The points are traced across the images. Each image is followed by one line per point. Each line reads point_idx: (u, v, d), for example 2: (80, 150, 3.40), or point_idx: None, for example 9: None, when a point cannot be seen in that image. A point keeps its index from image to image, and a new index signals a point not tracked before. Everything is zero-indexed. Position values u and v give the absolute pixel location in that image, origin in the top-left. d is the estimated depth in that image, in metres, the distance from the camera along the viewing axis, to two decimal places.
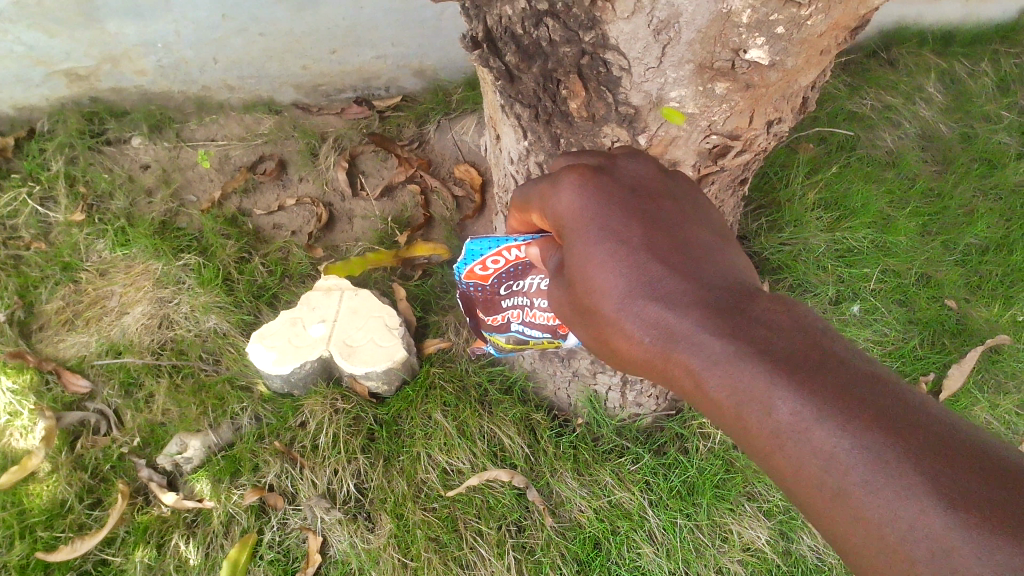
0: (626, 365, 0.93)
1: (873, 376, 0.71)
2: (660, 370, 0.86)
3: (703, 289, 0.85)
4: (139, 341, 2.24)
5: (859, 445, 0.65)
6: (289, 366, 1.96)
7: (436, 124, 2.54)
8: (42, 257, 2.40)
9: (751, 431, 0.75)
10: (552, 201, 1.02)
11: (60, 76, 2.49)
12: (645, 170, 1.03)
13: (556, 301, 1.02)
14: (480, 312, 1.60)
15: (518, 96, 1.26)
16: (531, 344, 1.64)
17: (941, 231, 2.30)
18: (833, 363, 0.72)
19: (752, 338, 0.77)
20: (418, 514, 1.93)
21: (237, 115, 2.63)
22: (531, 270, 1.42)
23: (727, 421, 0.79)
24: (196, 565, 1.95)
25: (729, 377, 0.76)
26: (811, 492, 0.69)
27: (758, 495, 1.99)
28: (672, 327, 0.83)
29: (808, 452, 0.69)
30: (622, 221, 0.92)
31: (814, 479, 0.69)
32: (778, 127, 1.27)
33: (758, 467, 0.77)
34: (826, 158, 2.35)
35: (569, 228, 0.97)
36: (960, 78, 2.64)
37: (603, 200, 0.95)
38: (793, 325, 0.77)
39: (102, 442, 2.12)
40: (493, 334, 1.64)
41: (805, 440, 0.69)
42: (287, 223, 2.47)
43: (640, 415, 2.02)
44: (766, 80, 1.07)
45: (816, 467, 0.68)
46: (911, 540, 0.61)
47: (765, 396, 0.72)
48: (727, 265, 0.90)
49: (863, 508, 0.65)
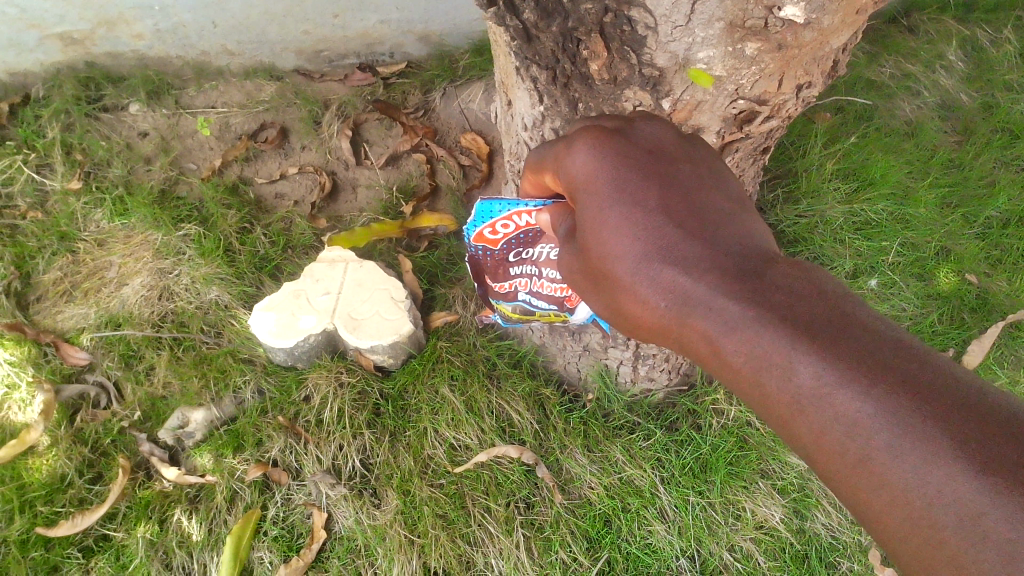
0: (638, 330, 0.86)
1: (899, 339, 0.65)
2: (673, 336, 0.80)
3: (718, 251, 0.78)
4: (139, 312, 2.19)
5: (886, 410, 0.60)
6: (291, 340, 1.92)
7: (442, 91, 2.46)
8: (39, 226, 2.35)
9: (769, 399, 0.70)
10: (564, 162, 0.93)
11: (54, 40, 2.42)
12: (664, 132, 0.92)
13: (567, 265, 0.94)
14: (487, 279, 1.52)
15: (535, 58, 1.19)
16: (538, 315, 1.57)
17: (961, 204, 2.24)
18: (860, 328, 0.66)
19: (771, 302, 0.70)
20: (425, 491, 1.89)
21: (238, 81, 2.56)
22: (541, 238, 1.36)
23: (744, 389, 0.73)
24: (199, 541, 1.92)
25: (746, 340, 0.70)
26: (834, 461, 0.64)
27: (772, 473, 1.95)
28: (684, 289, 0.76)
29: (830, 418, 0.64)
30: (633, 178, 0.84)
31: (836, 446, 0.64)
32: (808, 92, 1.21)
33: (777, 434, 0.71)
34: (843, 128, 2.27)
35: (580, 189, 0.88)
36: (981, 45, 2.56)
37: (616, 161, 0.86)
38: (817, 288, 0.71)
39: (101, 416, 2.07)
40: (499, 303, 1.57)
41: (828, 405, 0.64)
42: (289, 192, 2.41)
43: (652, 391, 1.97)
44: (800, 40, 1.01)
45: (839, 433, 0.63)
46: (936, 507, 0.57)
47: (783, 362, 0.67)
48: (746, 226, 0.81)
49: (887, 474, 0.60)
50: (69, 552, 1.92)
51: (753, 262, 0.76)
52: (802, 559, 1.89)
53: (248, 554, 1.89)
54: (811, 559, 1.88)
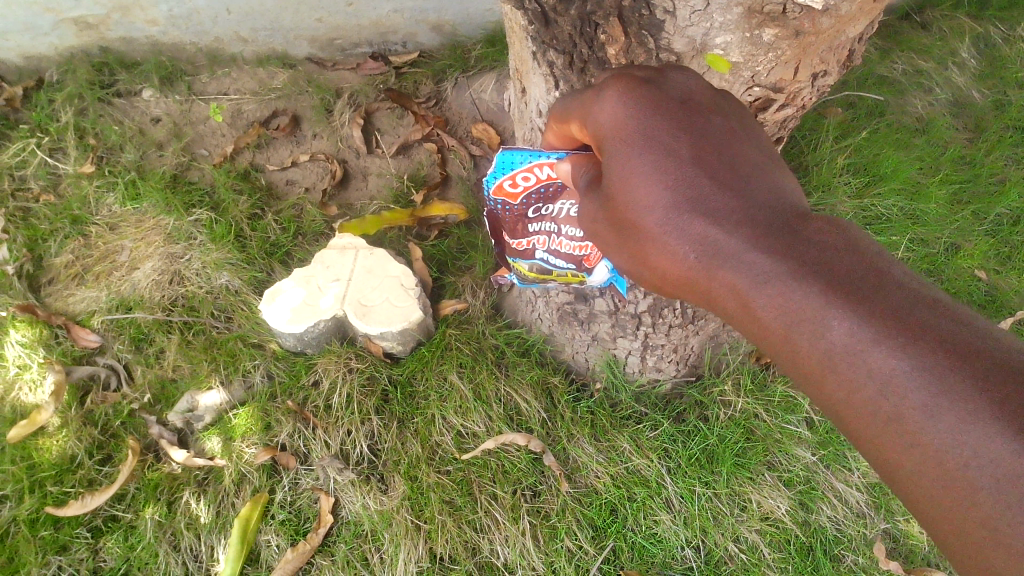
0: (659, 286, 0.85)
1: (934, 300, 0.65)
2: (698, 290, 0.79)
3: (751, 204, 0.76)
4: (150, 296, 2.19)
5: (922, 369, 0.61)
6: (302, 325, 1.92)
7: (454, 80, 2.47)
8: (51, 209, 2.36)
9: (800, 355, 0.70)
10: (591, 110, 0.90)
11: (69, 25, 2.45)
12: (696, 80, 0.88)
13: (588, 217, 0.92)
14: (505, 234, 1.46)
15: (552, 42, 1.19)
16: (555, 275, 1.53)
17: (972, 200, 2.26)
18: (896, 286, 0.66)
19: (805, 259, 0.70)
20: (432, 478, 1.90)
21: (250, 68, 2.59)
22: (562, 193, 1.29)
23: (774, 346, 0.73)
24: (207, 523, 1.93)
25: (779, 296, 0.70)
26: (865, 417, 0.66)
27: (778, 465, 1.96)
28: (714, 241, 0.75)
29: (864, 375, 0.65)
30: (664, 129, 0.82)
31: (868, 404, 0.65)
32: (822, 81, 1.23)
33: (805, 392, 0.72)
34: (854, 122, 2.28)
35: (607, 137, 0.86)
36: (994, 43, 2.57)
37: (647, 108, 0.83)
38: (851, 245, 0.70)
39: (111, 398, 2.08)
40: (516, 261, 1.51)
41: (861, 362, 0.65)
42: (301, 179, 2.42)
43: (659, 381, 1.98)
44: (817, 26, 1.03)
45: (871, 391, 0.64)
46: (973, 468, 0.58)
47: (818, 319, 0.67)
48: (777, 180, 0.80)
49: (921, 433, 0.61)
50: (78, 532, 1.92)
51: (786, 217, 0.75)
52: (806, 551, 1.89)
53: (255, 537, 1.90)
54: (815, 551, 1.89)
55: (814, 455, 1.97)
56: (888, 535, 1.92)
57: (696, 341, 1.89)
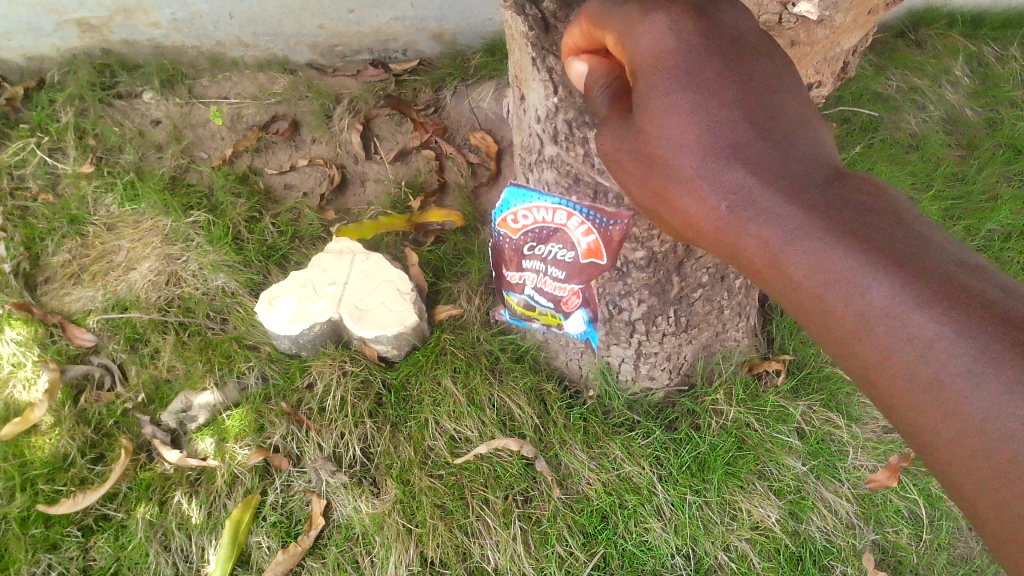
0: (683, 231, 0.87)
1: (974, 269, 0.67)
2: (727, 241, 0.81)
3: (792, 161, 0.77)
4: (147, 297, 2.20)
5: (962, 335, 0.63)
6: (299, 328, 1.93)
7: (453, 89, 2.50)
8: (49, 209, 2.37)
9: (830, 312, 0.72)
10: (628, 35, 0.86)
11: (72, 26, 2.49)
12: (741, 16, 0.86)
13: (609, 149, 0.91)
14: (503, 268, 1.67)
15: (551, 47, 1.21)
16: (538, 314, 1.70)
17: (964, 216, 2.25)
18: (933, 249, 0.68)
19: (845, 219, 0.72)
20: (424, 481, 1.90)
21: (251, 73, 2.61)
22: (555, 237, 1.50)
23: (803, 301, 0.75)
24: (198, 523, 1.92)
25: (815, 251, 0.72)
26: (898, 380, 0.67)
27: (769, 474, 1.97)
28: (750, 196, 0.77)
29: (902, 336, 0.66)
30: (710, 71, 0.80)
31: (903, 369, 0.66)
32: (816, 92, 1.26)
33: (832, 352, 0.74)
34: (847, 138, 2.32)
35: (643, 68, 0.83)
36: (987, 62, 2.61)
37: (690, 44, 0.81)
38: (887, 207, 0.72)
39: (106, 397, 2.08)
40: (508, 293, 1.70)
41: (900, 323, 0.66)
42: (299, 183, 2.43)
43: (652, 390, 2.01)
44: (812, 36, 1.07)
45: (907, 353, 0.66)
46: (1015, 440, 0.59)
47: (855, 276, 0.69)
48: (816, 136, 0.81)
49: (961, 402, 0.62)
50: (69, 530, 1.92)
51: (825, 176, 0.76)
52: (796, 561, 1.88)
53: (246, 538, 1.89)
54: (806, 561, 1.88)
55: (805, 465, 1.98)
56: (877, 546, 1.92)
57: (690, 350, 1.93)
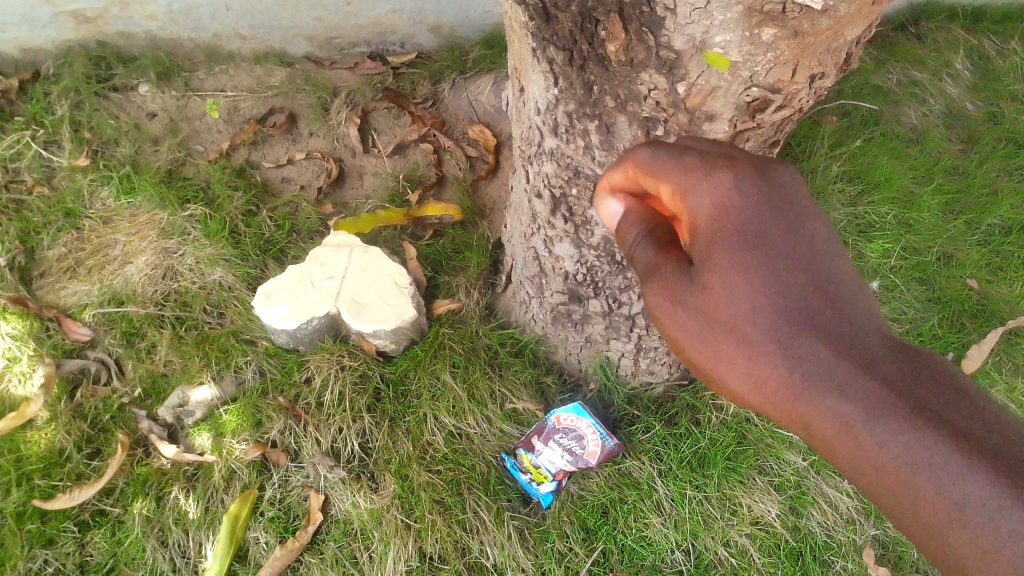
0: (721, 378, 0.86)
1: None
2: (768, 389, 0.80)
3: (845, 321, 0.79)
4: (143, 291, 2.18)
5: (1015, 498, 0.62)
6: (296, 321, 1.92)
7: (451, 82, 2.49)
8: (44, 203, 2.35)
9: (874, 467, 0.71)
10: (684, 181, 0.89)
11: (67, 18, 2.46)
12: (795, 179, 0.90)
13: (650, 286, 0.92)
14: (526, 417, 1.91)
15: (552, 38, 1.20)
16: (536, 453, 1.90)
17: (963, 211, 2.26)
18: (985, 419, 0.69)
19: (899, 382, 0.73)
20: (423, 476, 1.89)
21: (248, 66, 2.60)
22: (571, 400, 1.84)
23: (844, 455, 0.74)
24: (196, 519, 1.92)
25: (868, 406, 0.72)
26: (944, 539, 0.65)
27: (769, 469, 1.96)
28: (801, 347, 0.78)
29: (952, 495, 0.65)
30: (767, 226, 0.84)
31: (951, 526, 0.65)
32: (820, 84, 1.20)
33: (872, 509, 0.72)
34: (848, 131, 2.31)
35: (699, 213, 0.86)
36: (988, 55, 2.60)
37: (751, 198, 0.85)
38: (936, 376, 0.74)
39: (102, 392, 2.06)
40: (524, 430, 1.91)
41: (950, 481, 0.65)
42: (296, 177, 2.42)
43: (652, 384, 1.98)
44: (816, 28, 1.01)
45: (957, 510, 0.65)
46: None
47: (907, 436, 0.69)
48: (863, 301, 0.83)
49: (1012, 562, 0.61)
50: (65, 525, 1.91)
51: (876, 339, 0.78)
52: (795, 556, 1.89)
53: (244, 534, 1.88)
54: (806, 556, 1.88)
55: (805, 459, 1.97)
56: (877, 541, 1.92)
57: None
